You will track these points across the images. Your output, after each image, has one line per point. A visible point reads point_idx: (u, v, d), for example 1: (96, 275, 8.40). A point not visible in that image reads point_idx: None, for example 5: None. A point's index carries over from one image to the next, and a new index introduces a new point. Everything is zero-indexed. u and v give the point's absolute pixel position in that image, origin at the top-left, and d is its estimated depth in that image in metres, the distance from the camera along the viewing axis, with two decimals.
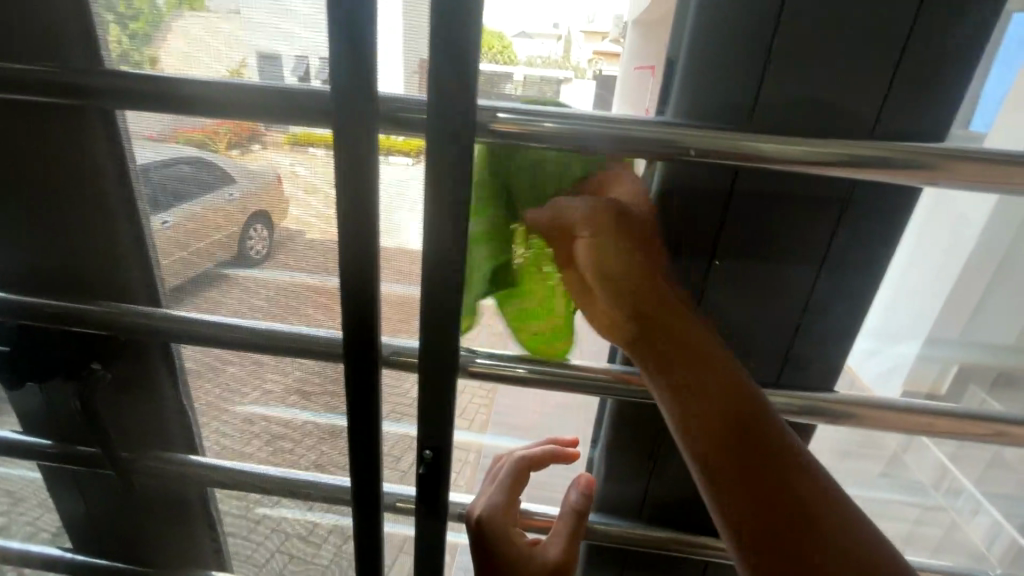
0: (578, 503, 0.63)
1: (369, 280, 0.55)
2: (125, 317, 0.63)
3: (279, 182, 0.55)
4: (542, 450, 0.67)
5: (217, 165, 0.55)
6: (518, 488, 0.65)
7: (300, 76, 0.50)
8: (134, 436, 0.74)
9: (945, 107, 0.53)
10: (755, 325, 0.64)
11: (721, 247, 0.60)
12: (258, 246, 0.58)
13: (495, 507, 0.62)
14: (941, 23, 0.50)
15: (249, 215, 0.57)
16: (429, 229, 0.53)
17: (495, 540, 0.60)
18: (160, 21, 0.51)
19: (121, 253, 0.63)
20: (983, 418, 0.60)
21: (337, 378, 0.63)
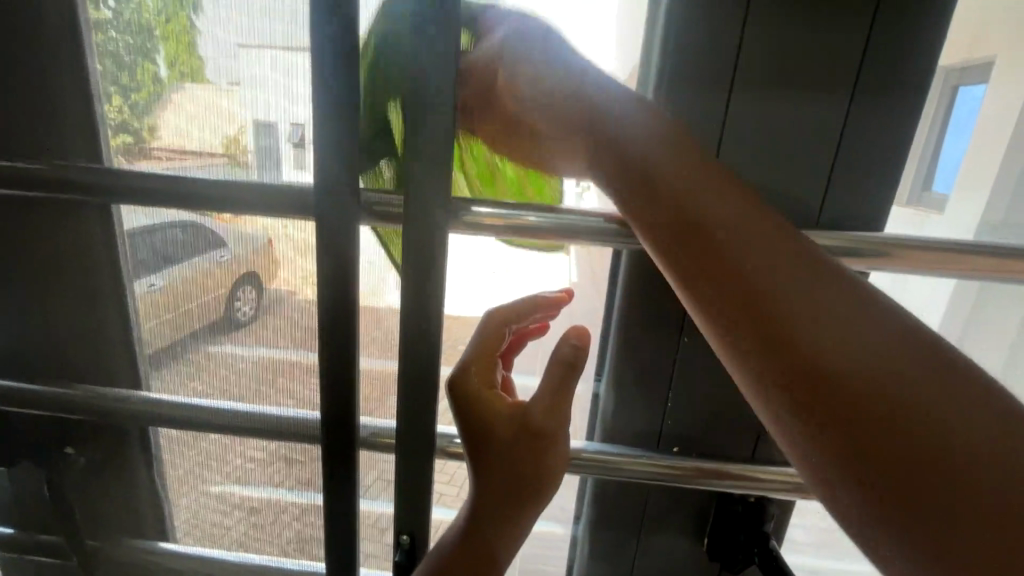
0: (556, 358, 0.52)
1: (346, 359, 0.57)
2: (102, 402, 0.63)
3: (270, 245, 0.57)
4: (515, 306, 0.55)
5: (210, 230, 0.58)
6: (494, 343, 0.54)
7: (295, 142, 0.53)
8: (101, 526, 0.70)
9: (880, 192, 0.58)
10: (732, 403, 0.61)
11: (689, 325, 0.59)
12: (246, 308, 0.59)
13: (467, 368, 0.53)
14: (866, 123, 0.56)
15: (237, 277, 0.59)
16: (407, 310, 0.55)
17: (464, 405, 0.52)
18: (161, 93, 0.55)
19: (104, 333, 0.64)
20: None
21: (310, 461, 0.63)
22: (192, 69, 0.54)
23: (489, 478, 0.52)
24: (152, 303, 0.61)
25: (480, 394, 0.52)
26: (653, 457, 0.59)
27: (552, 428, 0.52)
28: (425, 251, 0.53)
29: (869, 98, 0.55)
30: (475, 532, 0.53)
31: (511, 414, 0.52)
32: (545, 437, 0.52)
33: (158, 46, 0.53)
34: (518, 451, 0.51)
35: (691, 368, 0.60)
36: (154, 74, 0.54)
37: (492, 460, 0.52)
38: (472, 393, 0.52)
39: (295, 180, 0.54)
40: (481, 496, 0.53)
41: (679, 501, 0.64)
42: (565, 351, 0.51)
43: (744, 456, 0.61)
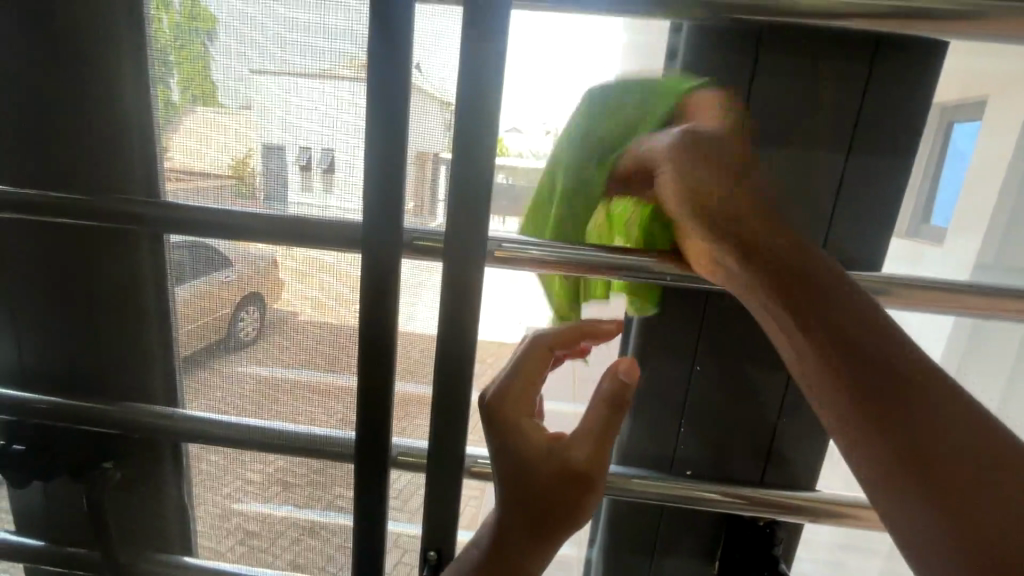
0: (607, 402, 0.53)
1: (381, 381, 0.60)
2: (143, 419, 0.66)
3: (275, 264, 0.62)
4: (562, 329, 0.56)
5: (242, 256, 0.62)
6: (539, 369, 0.56)
7: (303, 164, 0.59)
8: (130, 538, 0.72)
9: (878, 232, 0.62)
10: (742, 428, 0.63)
11: (702, 352, 0.62)
12: (249, 327, 0.64)
13: (507, 396, 0.55)
14: (865, 168, 0.60)
15: (243, 296, 0.63)
16: (442, 335, 0.59)
17: (505, 433, 0.54)
18: (175, 114, 0.60)
19: (150, 350, 0.67)
20: None
21: (342, 478, 0.66)
22: (202, 90, 0.59)
23: (519, 510, 0.53)
24: (196, 325, 0.65)
25: (520, 421, 0.55)
26: (668, 481, 0.61)
27: (590, 473, 0.53)
28: (461, 287, 0.57)
29: (867, 146, 0.59)
30: (492, 551, 0.55)
31: (552, 448, 0.53)
32: (588, 481, 0.53)
33: (173, 71, 0.59)
34: (551, 487, 0.53)
35: (705, 395, 0.63)
36: (168, 97, 0.60)
37: (524, 487, 0.53)
38: (514, 417, 0.55)
39: (298, 201, 0.60)
40: (504, 516, 0.55)
41: (692, 525, 0.66)
42: (616, 394, 0.53)
43: (754, 480, 0.64)
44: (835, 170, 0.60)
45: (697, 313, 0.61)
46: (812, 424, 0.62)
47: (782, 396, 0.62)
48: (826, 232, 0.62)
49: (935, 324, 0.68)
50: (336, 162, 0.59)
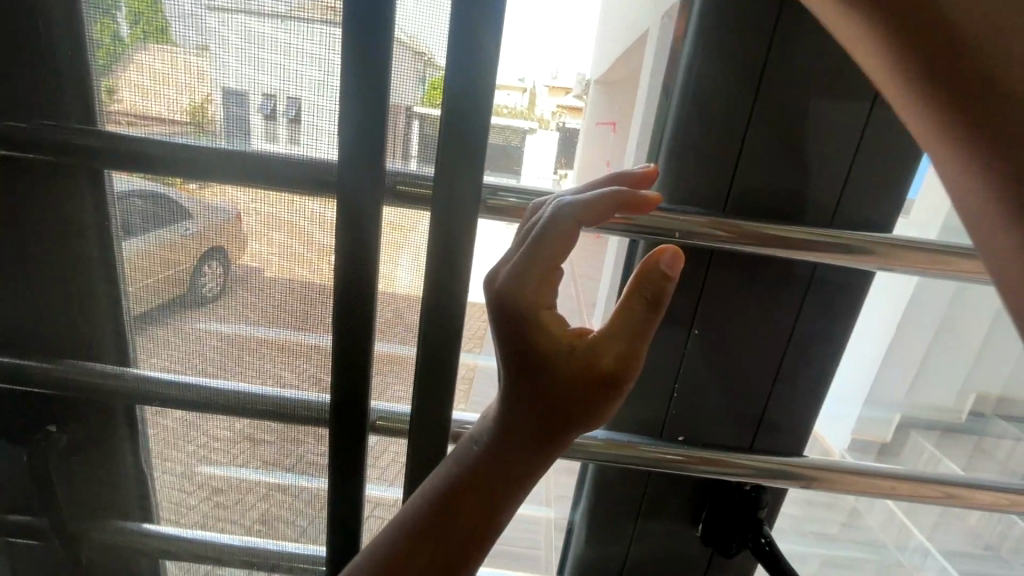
0: (640, 293, 0.41)
1: (360, 338, 0.58)
2: (92, 377, 0.61)
3: (238, 219, 0.56)
4: (596, 205, 0.45)
5: (183, 203, 0.55)
6: (563, 249, 0.43)
7: (266, 114, 0.52)
8: (81, 505, 0.68)
9: (899, 192, 0.56)
10: (734, 392, 0.62)
11: (700, 316, 0.59)
12: (211, 284, 0.58)
13: (520, 274, 0.42)
14: (897, 121, 0.53)
15: (206, 250, 0.57)
16: (429, 293, 0.56)
17: (514, 311, 0.42)
18: (122, 53, 0.52)
19: (97, 305, 0.61)
20: (937, 481, 0.61)
21: (316, 443, 0.63)
22: (153, 29, 0.51)
23: (521, 411, 0.43)
24: (145, 276, 0.59)
25: (534, 311, 0.42)
26: (656, 447, 0.60)
27: (618, 380, 0.41)
28: (451, 244, 0.54)
29: None
30: (478, 471, 0.45)
31: (573, 349, 0.42)
32: (615, 390, 0.41)
33: (119, 2, 0.51)
34: (563, 394, 0.42)
35: (699, 359, 0.61)
36: (114, 32, 0.52)
37: (529, 392, 0.43)
38: (530, 306, 0.42)
39: (263, 150, 0.53)
40: (503, 430, 0.44)
41: (677, 489, 0.66)
42: (653, 284, 0.40)
43: (744, 446, 0.63)
44: (856, 129, 0.54)
45: (697, 276, 0.58)
46: (803, 387, 0.62)
47: (779, 363, 0.61)
48: (837, 197, 0.56)
49: (902, 286, 0.67)
50: (303, 110, 0.52)
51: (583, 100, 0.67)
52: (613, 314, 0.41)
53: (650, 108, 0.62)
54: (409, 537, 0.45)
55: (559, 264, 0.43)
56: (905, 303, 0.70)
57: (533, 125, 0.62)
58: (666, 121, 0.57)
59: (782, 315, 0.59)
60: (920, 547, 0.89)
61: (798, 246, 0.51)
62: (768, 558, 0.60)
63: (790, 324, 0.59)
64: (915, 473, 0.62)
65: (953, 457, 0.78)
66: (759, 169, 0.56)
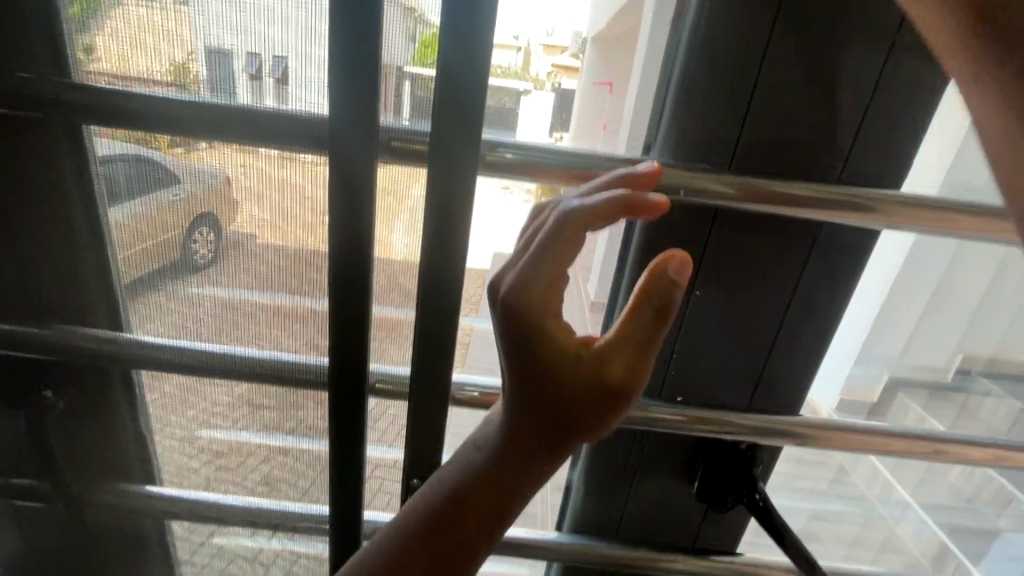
0: (649, 300, 0.40)
1: (356, 301, 0.57)
2: (85, 342, 0.60)
3: (228, 182, 0.54)
4: (599, 209, 0.43)
5: (166, 164, 0.54)
6: (564, 255, 0.42)
7: (252, 73, 0.50)
8: (86, 469, 0.68)
9: (908, 149, 0.54)
10: (734, 352, 0.62)
11: (702, 276, 0.59)
12: (203, 251, 0.56)
13: (523, 281, 0.42)
14: (911, 73, 0.51)
15: (193, 219, 0.55)
16: (425, 258, 0.55)
17: (518, 318, 0.41)
18: (96, 8, 0.49)
19: (85, 272, 0.60)
20: (927, 437, 0.63)
21: (316, 405, 0.63)
22: None
23: (527, 417, 0.44)
24: (135, 243, 0.58)
25: (540, 319, 0.42)
26: (654, 409, 0.61)
27: (626, 389, 0.41)
28: (448, 204, 0.52)
29: (913, 49, 0.51)
30: (483, 476, 0.46)
31: (580, 357, 0.42)
32: (622, 401, 0.41)
33: None
34: (570, 401, 0.42)
35: (700, 320, 0.61)
36: None
37: (535, 398, 0.43)
38: (533, 318, 0.42)
39: (250, 107, 0.51)
40: (509, 435, 0.45)
41: (674, 447, 0.67)
42: (660, 293, 0.39)
43: (742, 405, 0.64)
44: (870, 83, 0.52)
45: (701, 236, 0.57)
46: (802, 347, 0.62)
47: (779, 323, 0.60)
48: (847, 154, 0.55)
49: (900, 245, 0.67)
50: (291, 69, 0.49)
51: (580, 59, 0.65)
52: (620, 323, 0.41)
53: (654, 60, 0.59)
54: (412, 540, 0.46)
55: (564, 270, 0.42)
56: (903, 262, 0.69)
57: (527, 86, 0.59)
58: (672, 75, 0.54)
59: (784, 275, 0.58)
60: (902, 501, 0.92)
61: (809, 204, 0.50)
62: (762, 513, 0.63)
63: (792, 283, 0.58)
64: (910, 431, 0.63)
65: (943, 414, 0.80)
66: (767, 124, 0.54)
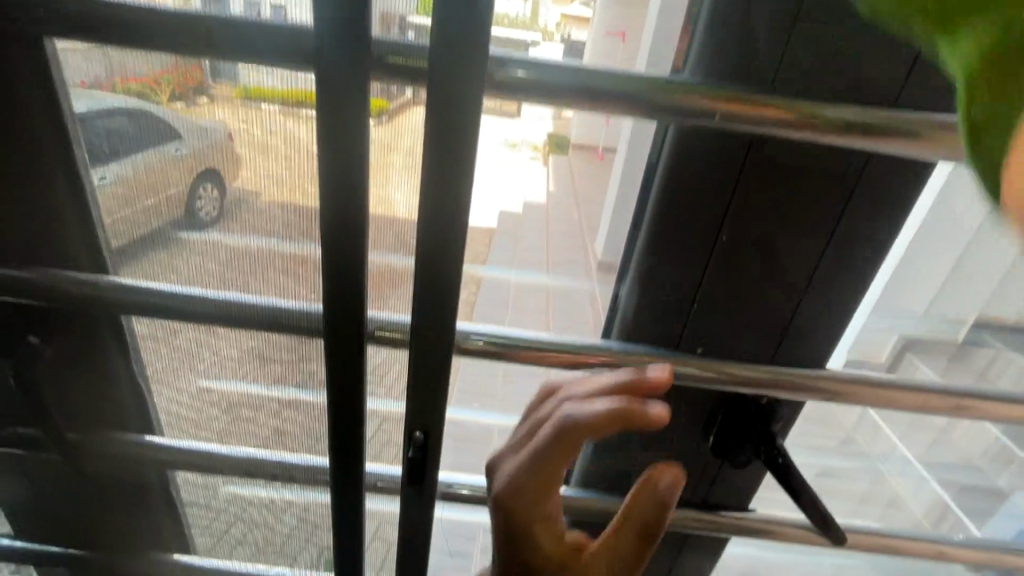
0: (643, 510, 0.54)
1: (347, 244, 0.52)
2: (69, 284, 0.58)
3: (230, 138, 0.51)
4: (599, 422, 0.51)
5: (162, 118, 0.51)
6: (561, 458, 0.52)
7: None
8: (94, 420, 0.67)
9: None
10: (762, 300, 0.58)
11: (729, 215, 0.54)
12: (208, 207, 0.54)
13: (518, 484, 0.53)
14: None
15: (197, 173, 0.52)
16: (424, 195, 0.49)
17: (519, 535, 0.54)
18: None
19: (83, 224, 0.57)
20: (953, 393, 0.59)
21: (310, 354, 0.60)
22: None
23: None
24: (136, 205, 0.55)
25: (529, 527, 0.54)
26: (666, 356, 0.59)
27: None
28: (450, 127, 0.45)
29: None
30: None
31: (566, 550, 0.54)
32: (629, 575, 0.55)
33: None
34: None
35: (727, 263, 0.57)
36: None
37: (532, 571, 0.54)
38: (529, 519, 0.53)
39: (243, 19, 0.46)
40: None
41: (690, 402, 0.65)
42: (648, 519, 0.54)
43: (766, 357, 0.61)
44: None
45: (730, 172, 0.52)
46: (834, 295, 0.58)
47: (813, 267, 0.56)
48: (901, 78, 0.50)
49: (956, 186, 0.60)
50: None
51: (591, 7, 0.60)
52: (603, 542, 0.55)
53: None
54: None
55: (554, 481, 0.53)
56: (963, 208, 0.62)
57: (536, 36, 0.53)
58: None
59: (821, 216, 0.54)
60: (904, 458, 0.92)
61: (854, 130, 0.46)
62: (780, 470, 0.61)
63: (830, 224, 0.54)
64: (955, 388, 0.60)
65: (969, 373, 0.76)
66: (811, 45, 0.50)
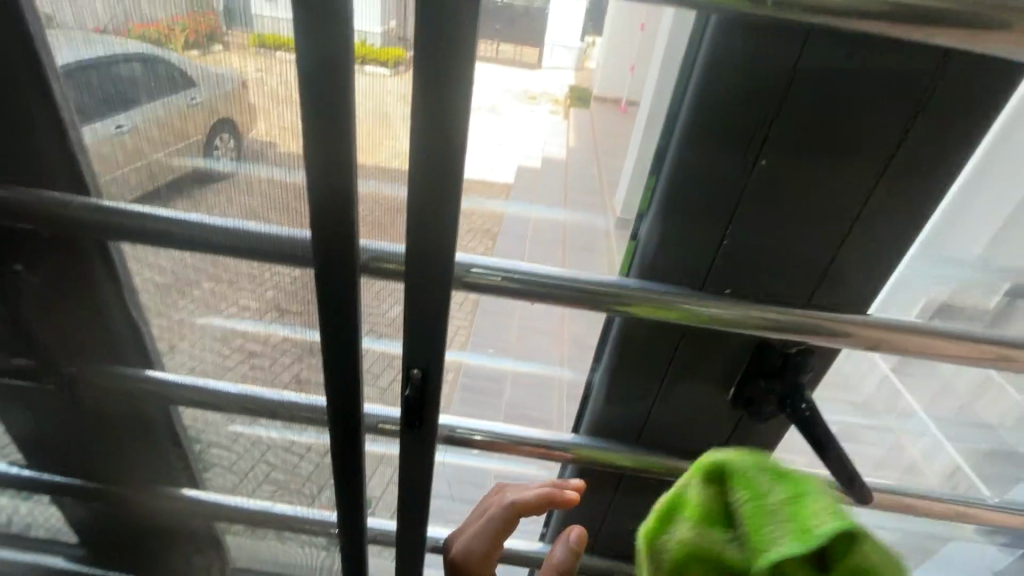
0: None
1: (334, 174, 0.45)
2: (54, 207, 0.54)
3: (244, 88, 0.46)
4: (531, 500, 0.66)
5: (176, 67, 0.46)
6: (504, 532, 0.67)
7: None
8: (101, 355, 0.66)
9: None
10: (803, 236, 0.56)
11: (773, 141, 0.52)
12: (224, 157, 0.49)
13: (473, 551, 0.67)
14: None
15: (212, 121, 0.48)
16: (418, 115, 0.44)
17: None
18: None
19: (74, 157, 0.52)
20: (990, 341, 0.56)
21: (304, 287, 0.55)
22: None
23: None
24: (142, 154, 0.51)
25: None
26: (703, 301, 0.57)
27: None
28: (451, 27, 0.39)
29: None
30: None
31: None
32: None
33: None
34: None
35: (768, 194, 0.54)
36: None
37: None
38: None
39: None
40: None
41: (716, 348, 0.62)
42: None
43: (803, 300, 0.60)
44: None
45: (778, 93, 0.50)
46: (883, 233, 0.56)
47: (860, 204, 0.54)
48: None
49: None
50: None
51: None
52: None
53: None
54: None
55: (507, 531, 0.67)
56: None
57: None
58: None
59: (876, 146, 0.51)
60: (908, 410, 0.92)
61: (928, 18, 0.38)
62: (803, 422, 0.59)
63: (887, 154, 0.51)
64: (993, 336, 0.57)
65: None
66: None
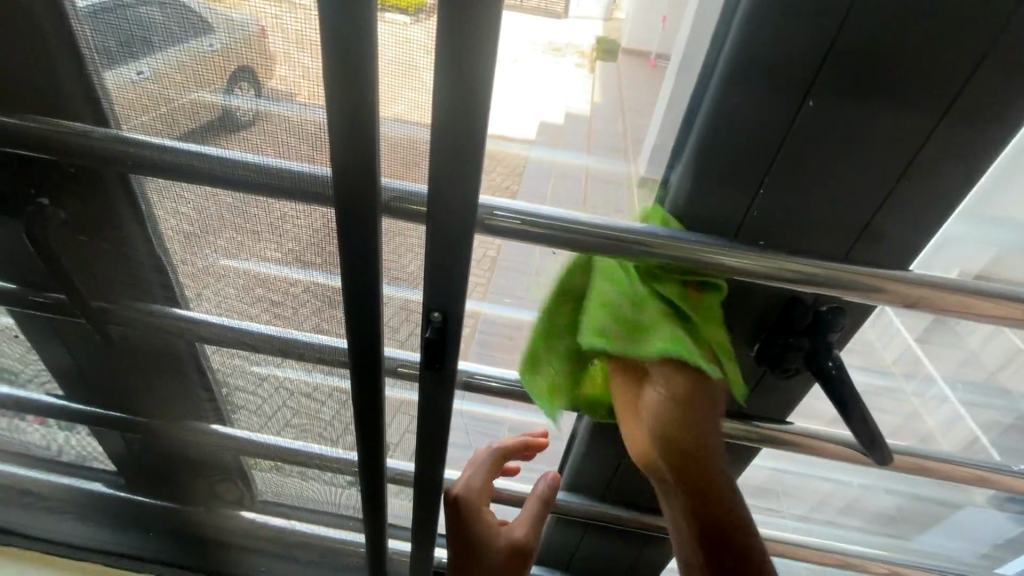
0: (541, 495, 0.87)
1: (356, 111, 0.44)
2: (73, 138, 0.54)
3: (262, 34, 0.44)
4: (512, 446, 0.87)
5: (192, 11, 0.44)
6: (495, 471, 0.87)
7: None
8: (130, 292, 0.68)
9: None
10: (843, 185, 0.54)
11: (821, 81, 0.49)
12: (244, 108, 0.48)
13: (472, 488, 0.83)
14: None
15: (232, 69, 0.46)
16: (444, 48, 0.41)
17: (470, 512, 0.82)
18: None
19: (87, 90, 0.51)
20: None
21: (325, 230, 0.55)
22: None
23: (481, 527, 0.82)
24: (157, 105, 0.50)
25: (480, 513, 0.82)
26: (736, 254, 0.55)
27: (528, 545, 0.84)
28: None
29: None
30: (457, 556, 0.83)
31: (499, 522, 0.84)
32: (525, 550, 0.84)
33: None
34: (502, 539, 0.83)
35: (810, 139, 0.52)
36: None
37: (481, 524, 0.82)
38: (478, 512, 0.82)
39: None
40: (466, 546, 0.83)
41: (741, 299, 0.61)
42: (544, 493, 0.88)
43: (838, 255, 0.58)
44: None
45: (830, 27, 0.46)
46: (929, 186, 0.53)
47: (910, 155, 0.51)
48: None
49: None
50: None
51: None
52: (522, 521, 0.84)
53: None
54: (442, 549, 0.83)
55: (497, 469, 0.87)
56: None
57: None
58: None
59: (934, 90, 0.48)
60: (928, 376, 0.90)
61: None
62: (828, 378, 0.58)
63: (944, 98, 0.48)
64: None
65: None
66: None
